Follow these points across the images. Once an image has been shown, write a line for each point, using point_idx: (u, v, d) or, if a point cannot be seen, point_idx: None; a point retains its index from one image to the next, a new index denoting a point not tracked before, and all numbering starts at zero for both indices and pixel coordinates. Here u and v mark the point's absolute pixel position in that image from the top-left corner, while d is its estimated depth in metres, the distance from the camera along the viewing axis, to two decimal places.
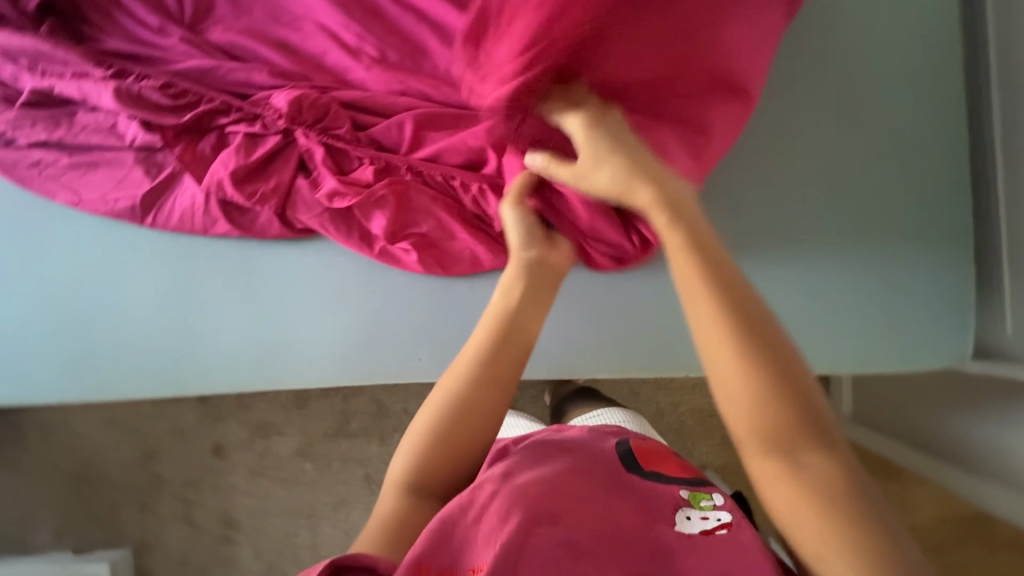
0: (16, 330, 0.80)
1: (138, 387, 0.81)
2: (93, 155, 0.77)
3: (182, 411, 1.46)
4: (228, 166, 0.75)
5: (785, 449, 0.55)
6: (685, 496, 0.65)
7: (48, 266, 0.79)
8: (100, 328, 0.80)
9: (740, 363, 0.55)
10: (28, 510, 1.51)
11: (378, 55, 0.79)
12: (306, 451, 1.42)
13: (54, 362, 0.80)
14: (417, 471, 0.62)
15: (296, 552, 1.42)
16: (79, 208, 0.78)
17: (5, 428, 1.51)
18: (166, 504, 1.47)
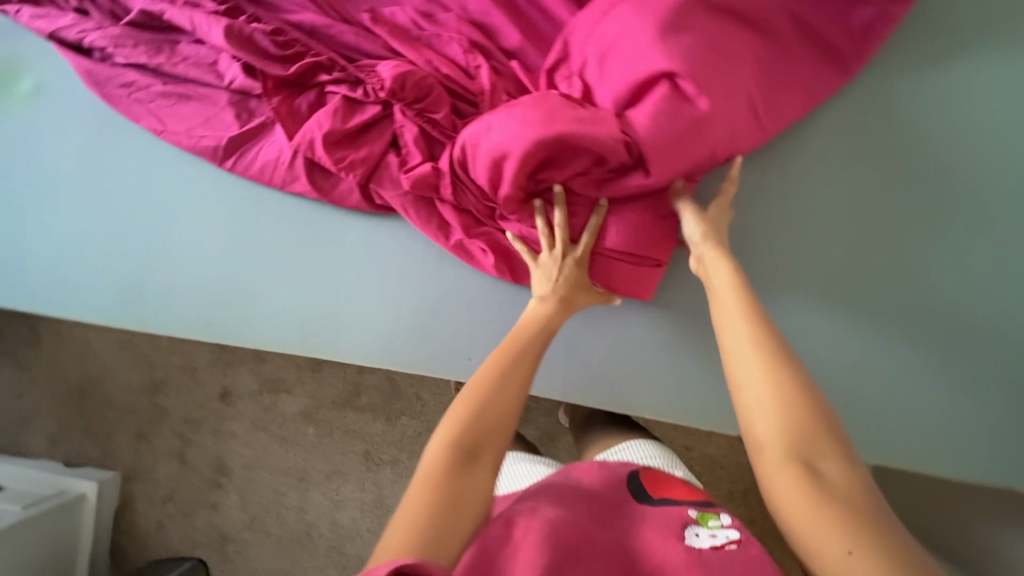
0: (75, 241, 0.81)
1: (180, 326, 0.80)
2: (186, 88, 0.78)
3: (196, 349, 1.45)
4: (323, 127, 0.73)
5: (802, 461, 0.58)
6: (693, 515, 0.67)
7: (120, 186, 0.80)
8: (161, 263, 0.80)
9: (768, 366, 0.64)
10: (29, 414, 1.52)
11: (487, 44, 0.79)
12: (310, 415, 1.40)
13: (105, 283, 0.81)
14: (460, 439, 0.60)
15: (282, 511, 1.42)
16: (161, 137, 0.79)
17: (24, 329, 1.52)
18: (163, 438, 1.47)
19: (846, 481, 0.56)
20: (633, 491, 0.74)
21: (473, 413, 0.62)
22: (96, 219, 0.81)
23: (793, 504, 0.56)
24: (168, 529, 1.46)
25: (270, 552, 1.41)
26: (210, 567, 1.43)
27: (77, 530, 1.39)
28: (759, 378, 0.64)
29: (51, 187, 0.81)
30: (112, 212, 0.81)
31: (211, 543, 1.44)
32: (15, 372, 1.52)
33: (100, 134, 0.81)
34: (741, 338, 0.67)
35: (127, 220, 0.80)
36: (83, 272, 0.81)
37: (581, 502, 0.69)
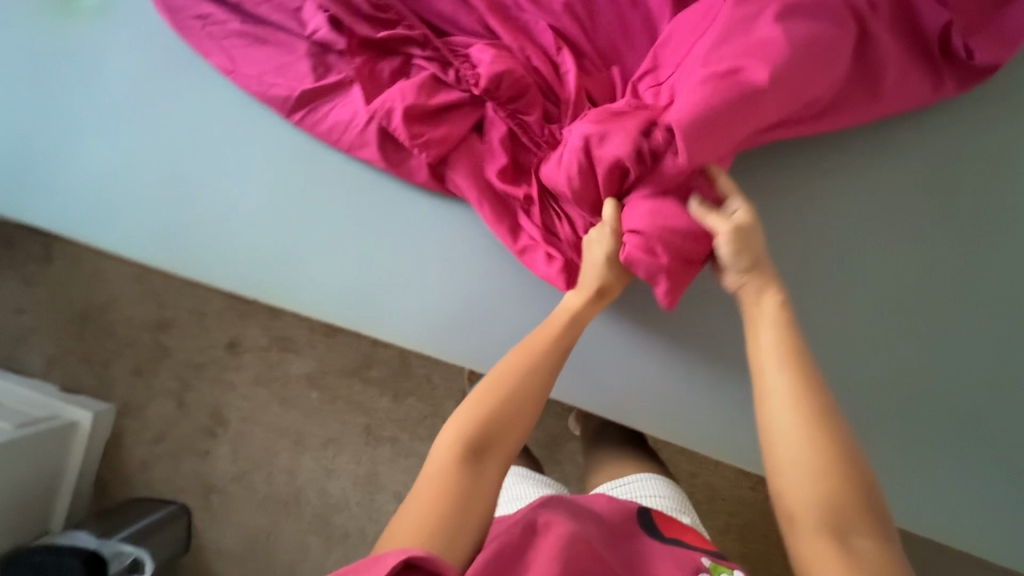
0: (124, 170, 0.80)
1: (219, 274, 0.80)
2: (263, 31, 0.77)
3: (210, 294, 1.42)
4: (405, 99, 0.72)
5: (836, 534, 0.58)
6: (706, 564, 0.69)
7: (179, 123, 0.79)
8: (208, 208, 0.79)
9: (809, 427, 0.60)
10: (28, 331, 1.48)
11: (581, 35, 0.77)
12: (316, 379, 1.38)
13: (150, 218, 0.80)
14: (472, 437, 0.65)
15: (271, 471, 1.39)
16: (228, 77, 0.77)
17: (35, 244, 1.47)
18: (162, 378, 1.43)
19: (870, 556, 0.57)
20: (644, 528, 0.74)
21: (492, 409, 0.67)
22: (148, 152, 0.79)
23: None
24: (153, 470, 1.43)
25: (254, 509, 1.39)
26: (191, 514, 1.41)
27: (62, 456, 1.36)
28: (801, 448, 0.60)
29: (108, 109, 0.79)
30: (166, 146, 0.79)
31: (195, 491, 1.41)
32: (20, 285, 1.48)
33: (167, 62, 0.79)
34: (784, 391, 0.62)
35: (180, 157, 0.79)
36: (128, 204, 0.80)
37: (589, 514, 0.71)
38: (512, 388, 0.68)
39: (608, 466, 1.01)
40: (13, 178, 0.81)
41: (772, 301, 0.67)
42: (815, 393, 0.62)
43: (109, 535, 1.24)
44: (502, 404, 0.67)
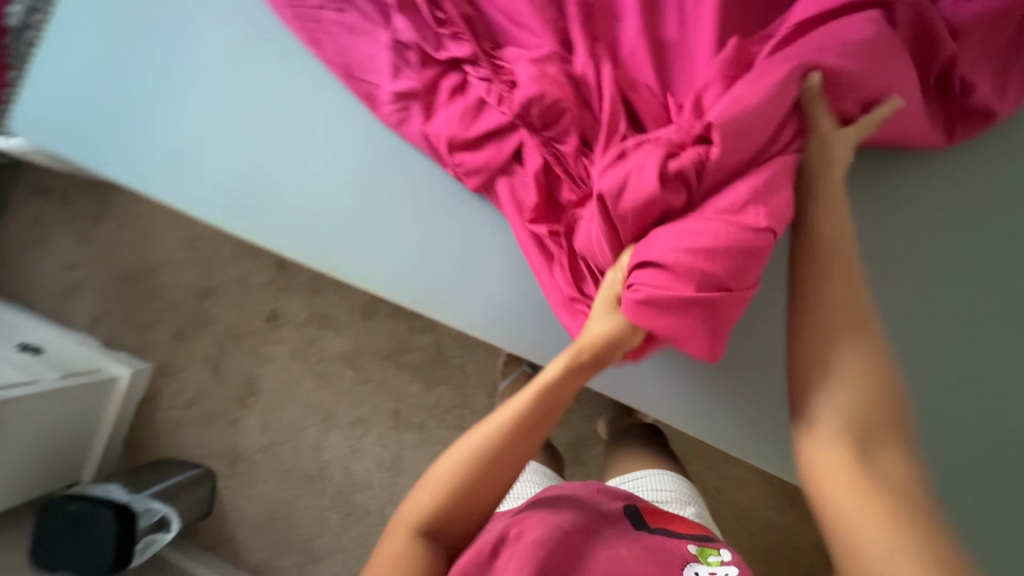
0: (213, 141, 0.85)
1: (290, 244, 0.84)
2: (350, 21, 0.83)
3: (255, 266, 1.44)
4: (449, 129, 0.78)
5: (851, 438, 0.56)
6: (692, 551, 0.67)
7: (269, 102, 0.85)
8: (285, 180, 0.84)
9: (834, 328, 0.60)
10: (78, 286, 1.52)
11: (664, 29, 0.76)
12: (351, 358, 1.40)
13: (231, 186, 0.85)
14: (434, 511, 0.64)
15: (298, 444, 1.40)
16: (318, 60, 0.84)
17: (94, 201, 1.52)
18: (201, 343, 1.46)
19: (893, 469, 0.54)
20: (628, 516, 0.72)
21: (458, 483, 0.64)
22: (236, 124, 0.85)
23: (832, 482, 0.55)
24: (184, 432, 1.46)
25: (278, 480, 1.41)
26: (216, 479, 1.43)
27: (101, 410, 1.39)
28: (837, 358, 0.59)
29: (206, 84, 0.86)
30: (255, 121, 0.85)
31: (223, 457, 1.44)
32: (75, 241, 1.52)
33: (264, 45, 0.85)
34: (827, 310, 0.61)
35: (266, 132, 0.85)
36: (209, 170, 0.85)
37: (569, 509, 0.71)
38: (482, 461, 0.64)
39: (626, 464, 1.01)
40: (106, 136, 0.87)
41: (833, 212, 0.65)
42: (858, 319, 0.61)
43: (139, 491, 1.27)
44: (453, 480, 0.64)
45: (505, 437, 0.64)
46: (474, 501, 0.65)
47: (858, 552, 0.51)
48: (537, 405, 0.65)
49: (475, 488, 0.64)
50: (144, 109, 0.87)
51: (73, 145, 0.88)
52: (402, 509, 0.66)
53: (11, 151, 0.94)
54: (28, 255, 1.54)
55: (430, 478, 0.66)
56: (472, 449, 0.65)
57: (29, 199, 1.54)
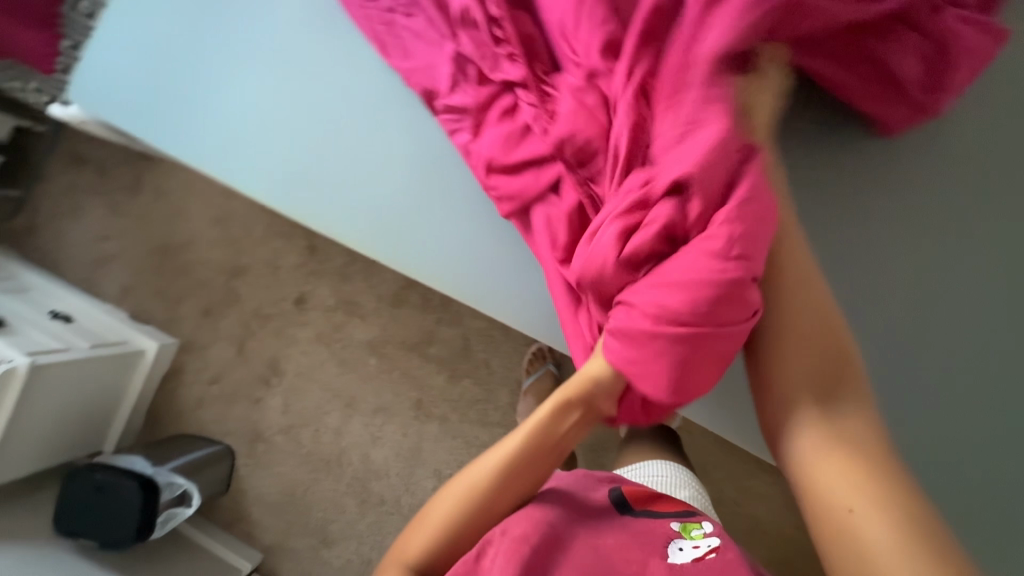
0: (273, 125, 0.87)
1: (339, 229, 0.86)
2: (417, 27, 0.83)
3: (286, 248, 1.44)
4: (491, 154, 0.78)
5: (813, 403, 0.56)
6: (677, 527, 0.69)
7: (330, 91, 0.86)
8: (342, 168, 0.86)
9: (781, 295, 0.60)
10: (109, 257, 1.53)
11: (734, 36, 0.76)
12: (376, 347, 1.40)
13: (287, 169, 0.87)
14: (431, 552, 0.66)
15: (318, 429, 1.41)
16: (384, 62, 0.85)
17: (129, 174, 1.52)
18: (227, 322, 1.47)
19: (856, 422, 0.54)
20: (614, 500, 0.73)
21: (453, 525, 0.66)
22: (297, 110, 0.87)
23: (802, 451, 0.55)
24: (206, 409, 1.47)
25: (297, 463, 1.42)
26: (235, 458, 1.44)
27: (126, 381, 1.41)
28: (810, 331, 0.58)
29: (270, 69, 0.87)
30: (317, 108, 0.87)
31: (243, 436, 1.45)
32: (107, 212, 1.53)
33: (329, 32, 0.87)
34: (797, 282, 0.60)
35: (325, 119, 0.87)
36: (269, 153, 0.88)
37: (556, 505, 0.70)
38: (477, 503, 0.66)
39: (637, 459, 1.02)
40: (170, 114, 0.90)
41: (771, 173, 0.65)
42: (817, 288, 0.61)
43: (160, 464, 1.28)
44: (443, 527, 0.66)
45: (499, 481, 0.67)
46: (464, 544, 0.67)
47: (836, 515, 0.51)
48: (531, 450, 0.67)
49: (471, 529, 0.66)
50: (208, 89, 0.89)
51: (137, 121, 0.91)
52: (399, 546, 0.68)
53: (70, 122, 0.96)
54: (61, 223, 1.55)
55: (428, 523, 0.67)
56: (467, 491, 0.67)
57: (65, 167, 1.54)
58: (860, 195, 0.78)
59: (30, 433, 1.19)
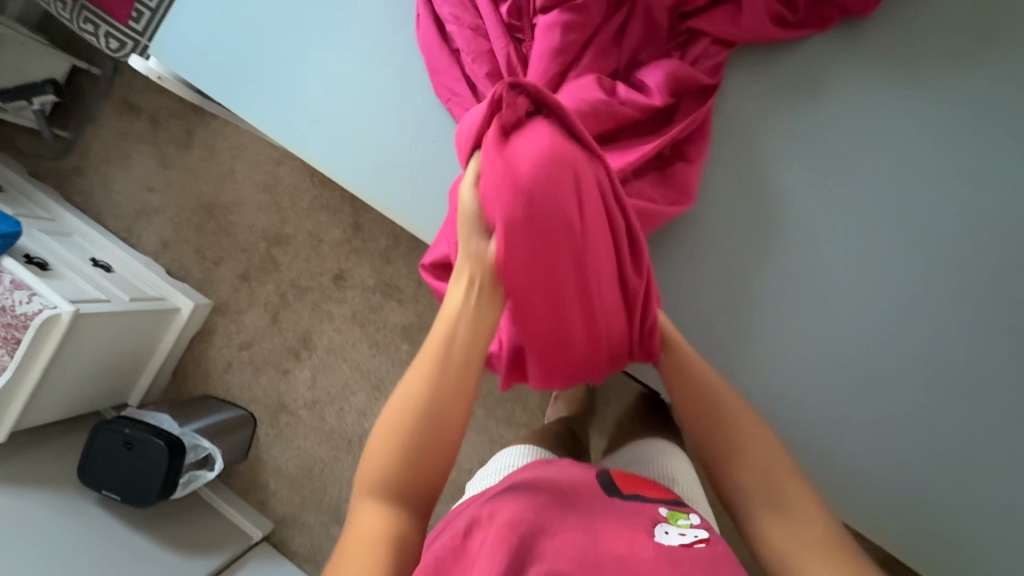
0: (354, 104, 0.83)
1: (413, 220, 0.83)
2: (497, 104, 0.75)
3: (330, 223, 1.42)
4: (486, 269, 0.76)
5: (758, 497, 0.57)
6: (663, 513, 0.59)
7: (416, 79, 0.82)
8: (424, 160, 0.82)
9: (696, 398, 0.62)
10: (152, 209, 1.52)
11: (851, 69, 0.73)
12: (410, 333, 1.38)
13: (366, 153, 0.83)
14: (391, 464, 0.57)
15: (343, 408, 1.40)
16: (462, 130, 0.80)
17: (180, 129, 1.50)
18: (265, 289, 1.46)
19: (774, 480, 0.57)
20: (602, 485, 0.64)
21: (411, 422, 0.58)
22: (384, 93, 0.83)
23: (767, 545, 0.54)
24: (233, 373, 1.46)
25: (318, 439, 1.41)
26: (256, 425, 1.44)
27: (159, 337, 1.41)
28: (712, 414, 0.61)
29: (357, 46, 0.83)
30: (401, 93, 0.82)
31: (267, 405, 1.44)
32: (155, 163, 1.52)
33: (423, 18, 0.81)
34: (687, 364, 0.64)
35: (413, 107, 0.82)
36: (351, 136, 0.84)
37: (542, 491, 0.60)
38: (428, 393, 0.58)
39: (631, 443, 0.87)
40: (249, 81, 0.86)
41: None
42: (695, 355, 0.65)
43: (186, 424, 1.29)
44: (403, 431, 0.58)
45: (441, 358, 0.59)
46: (437, 455, 0.58)
47: None
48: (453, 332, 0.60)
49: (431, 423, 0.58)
50: (291, 57, 0.85)
51: (217, 82, 0.88)
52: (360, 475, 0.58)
53: (148, 76, 0.95)
54: (107, 170, 1.54)
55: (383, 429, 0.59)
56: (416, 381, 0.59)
57: (117, 113, 1.53)
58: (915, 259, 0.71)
59: (64, 379, 1.20)
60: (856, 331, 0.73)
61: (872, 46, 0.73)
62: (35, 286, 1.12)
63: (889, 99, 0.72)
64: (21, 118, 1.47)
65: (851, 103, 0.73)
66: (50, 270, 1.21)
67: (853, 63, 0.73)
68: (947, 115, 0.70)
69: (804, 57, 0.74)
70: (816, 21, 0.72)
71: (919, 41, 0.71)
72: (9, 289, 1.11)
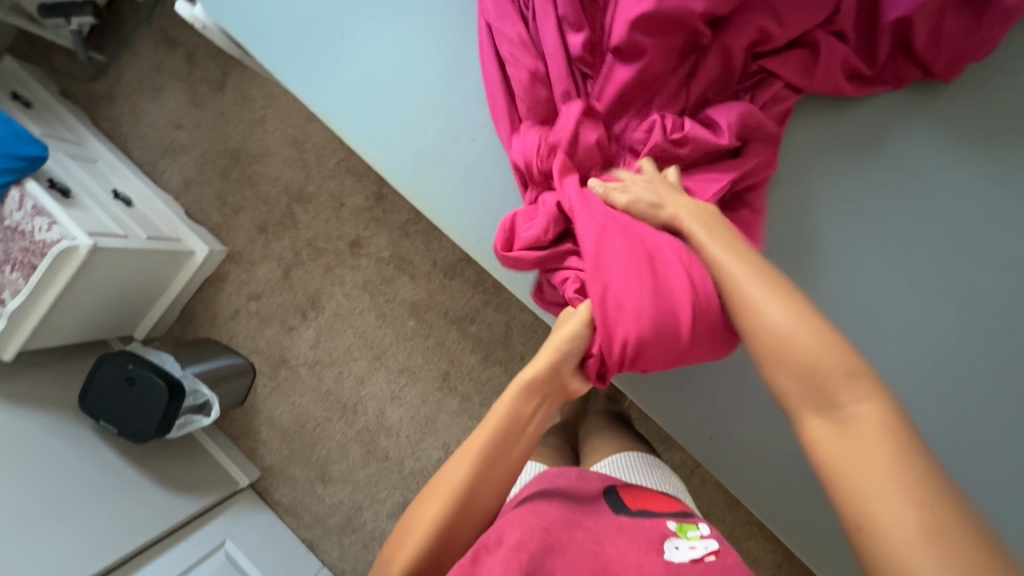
0: (397, 85, 0.82)
1: (442, 212, 0.83)
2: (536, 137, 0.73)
3: (354, 188, 1.41)
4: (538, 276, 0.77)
5: (810, 389, 0.48)
6: (672, 527, 0.59)
7: (466, 70, 0.79)
8: (463, 157, 0.81)
9: (732, 262, 0.54)
10: (178, 146, 1.51)
11: (915, 126, 0.71)
12: (418, 310, 1.38)
13: (403, 138, 0.83)
14: (420, 542, 0.59)
15: (343, 372, 1.42)
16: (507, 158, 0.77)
17: (216, 69, 1.48)
18: (280, 244, 1.46)
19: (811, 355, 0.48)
20: (609, 505, 0.64)
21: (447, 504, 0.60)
22: (430, 82, 0.81)
23: (822, 442, 0.47)
24: (239, 322, 1.48)
25: (314, 398, 1.44)
26: (256, 376, 1.47)
27: (171, 276, 1.42)
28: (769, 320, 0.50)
29: (409, 23, 0.80)
30: (448, 80, 0.80)
31: (268, 358, 1.47)
32: (186, 100, 1.50)
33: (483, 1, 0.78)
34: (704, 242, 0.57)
35: (459, 97, 0.80)
36: (390, 117, 0.83)
37: (553, 503, 0.62)
38: (471, 480, 0.60)
39: (616, 452, 0.86)
40: (295, 46, 0.85)
41: None
42: (754, 261, 0.54)
43: (188, 367, 1.31)
44: (438, 513, 0.59)
45: (483, 455, 0.61)
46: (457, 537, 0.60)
47: (869, 516, 0.42)
48: (498, 431, 0.62)
49: (464, 509, 0.60)
50: (342, 30, 0.83)
51: (264, 43, 0.86)
52: (389, 540, 0.62)
53: (192, 24, 0.93)
54: (139, 100, 1.53)
55: (417, 510, 0.61)
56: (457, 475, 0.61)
57: (154, 44, 1.50)
58: (938, 328, 0.71)
59: (75, 308, 1.22)
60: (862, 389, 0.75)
61: (942, 108, 0.70)
62: (55, 215, 1.13)
63: (946, 166, 0.70)
64: (59, 36, 1.45)
65: (907, 163, 0.71)
66: (71, 199, 1.21)
67: (917, 122, 0.71)
68: (1003, 191, 0.69)
69: (872, 107, 0.72)
70: (891, 78, 0.70)
71: (992, 111, 0.69)
72: (30, 214, 1.12)
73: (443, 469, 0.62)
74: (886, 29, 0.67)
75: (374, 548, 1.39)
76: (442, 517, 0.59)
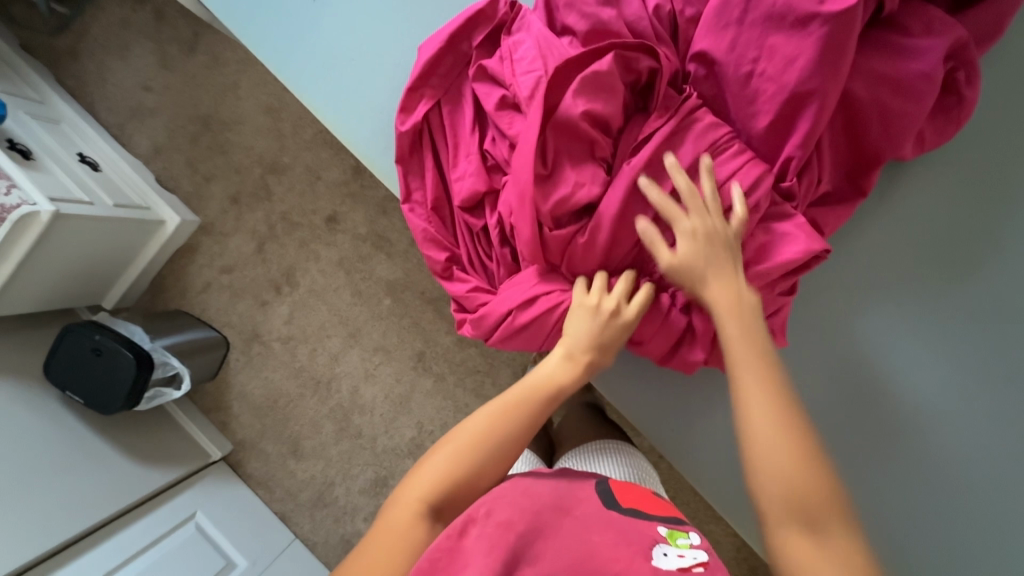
0: (370, 57, 0.79)
1: None
2: (496, 156, 0.71)
3: (331, 161, 1.37)
4: (468, 257, 0.76)
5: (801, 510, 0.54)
6: (662, 532, 0.58)
7: None
8: None
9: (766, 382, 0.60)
10: (147, 109, 1.45)
11: None
12: (394, 289, 1.37)
13: (377, 115, 0.81)
14: (440, 486, 0.62)
15: (317, 349, 1.41)
16: (452, 173, 0.74)
17: (186, 28, 1.41)
18: (254, 217, 1.42)
19: (811, 483, 0.55)
20: (600, 496, 0.63)
21: (474, 457, 0.64)
22: (404, 60, 0.78)
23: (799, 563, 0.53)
24: (211, 295, 1.45)
25: (288, 373, 1.43)
26: (229, 349, 1.45)
27: (140, 245, 1.38)
28: (763, 440, 0.57)
29: None
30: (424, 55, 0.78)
31: (241, 332, 1.44)
32: (155, 61, 1.43)
33: None
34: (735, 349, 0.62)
35: None
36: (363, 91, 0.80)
37: (537, 490, 0.62)
38: (502, 441, 0.65)
39: (584, 444, 0.87)
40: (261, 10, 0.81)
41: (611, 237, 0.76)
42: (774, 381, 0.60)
43: (158, 339, 1.28)
44: (465, 462, 0.63)
45: (515, 424, 0.66)
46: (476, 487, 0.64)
47: None
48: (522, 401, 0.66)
49: (490, 463, 0.64)
50: None
51: (229, 6, 0.82)
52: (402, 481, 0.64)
53: None
54: (105, 57, 1.45)
55: (440, 457, 0.64)
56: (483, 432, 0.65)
57: None
58: None
59: (39, 276, 1.18)
60: (823, 379, 0.79)
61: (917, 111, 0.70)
62: (15, 177, 1.08)
63: None
64: None
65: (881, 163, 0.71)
66: (32, 160, 1.16)
67: None
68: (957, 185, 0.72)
69: None
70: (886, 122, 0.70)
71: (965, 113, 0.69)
72: None
73: (470, 419, 0.67)
74: (812, 164, 0.67)
75: (345, 523, 1.41)
76: (469, 465, 0.63)
